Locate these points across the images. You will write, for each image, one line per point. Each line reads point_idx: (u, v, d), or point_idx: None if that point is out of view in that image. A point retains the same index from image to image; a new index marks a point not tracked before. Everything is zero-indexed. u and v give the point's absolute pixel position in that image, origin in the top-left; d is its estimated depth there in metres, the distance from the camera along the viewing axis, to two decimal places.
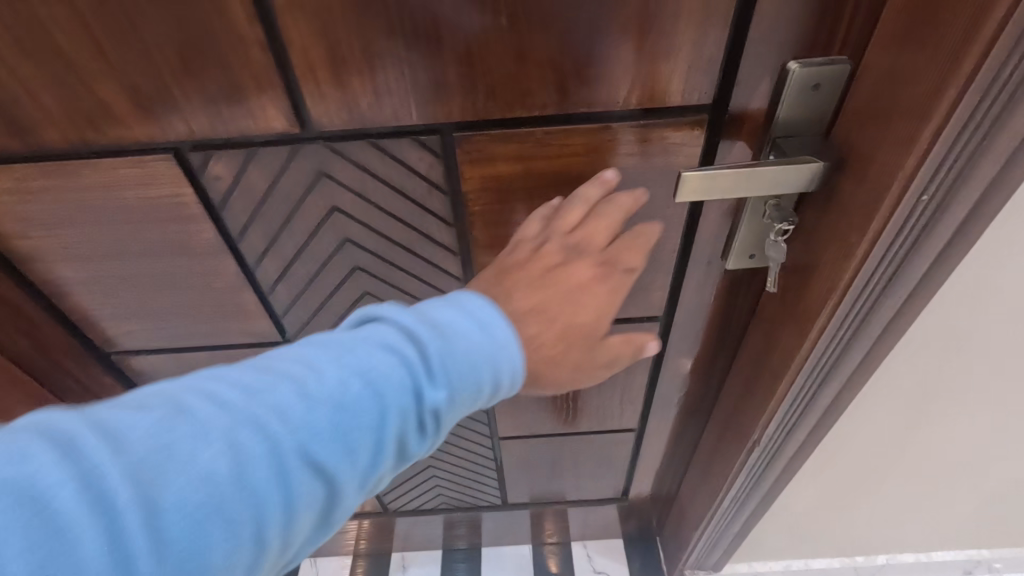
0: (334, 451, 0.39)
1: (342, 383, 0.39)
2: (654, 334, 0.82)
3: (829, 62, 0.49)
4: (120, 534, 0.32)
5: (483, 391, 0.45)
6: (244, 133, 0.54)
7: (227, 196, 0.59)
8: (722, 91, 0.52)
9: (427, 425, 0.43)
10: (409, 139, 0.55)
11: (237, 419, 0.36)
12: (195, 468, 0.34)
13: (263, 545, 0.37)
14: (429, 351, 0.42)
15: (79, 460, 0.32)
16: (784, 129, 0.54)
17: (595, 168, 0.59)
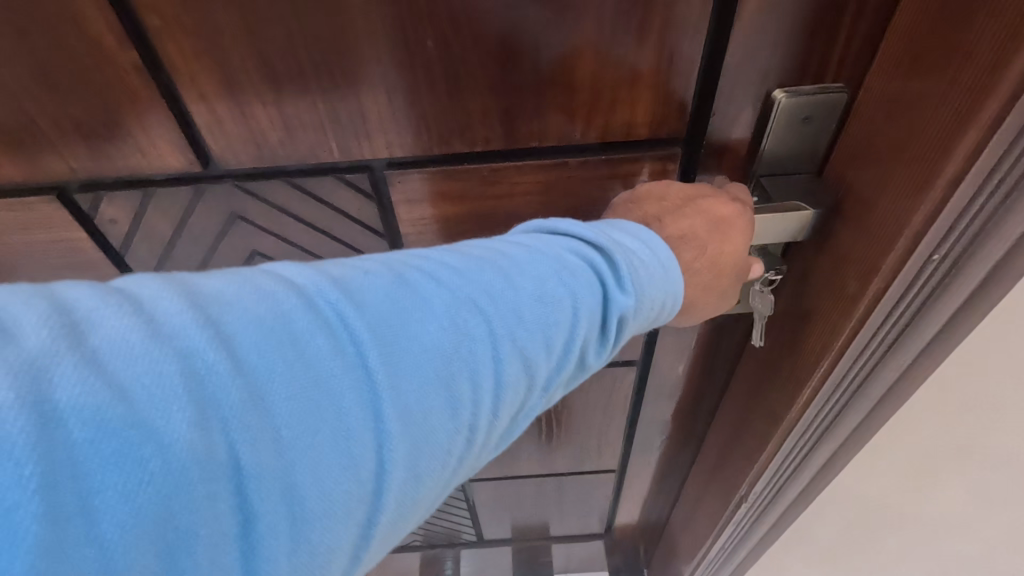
0: (512, 363, 0.32)
1: (527, 287, 0.33)
2: (631, 376, 0.74)
3: (821, 91, 0.41)
4: (275, 435, 0.25)
5: (662, 306, 0.39)
6: (137, 172, 0.46)
7: (128, 241, 0.51)
8: (697, 123, 0.45)
9: (602, 340, 0.37)
10: (332, 178, 0.47)
11: (413, 319, 0.30)
12: (358, 365, 0.28)
13: (432, 473, 0.30)
14: (616, 257, 0.37)
15: (231, 340, 0.25)
16: (769, 167, 0.46)
17: (553, 209, 0.51)
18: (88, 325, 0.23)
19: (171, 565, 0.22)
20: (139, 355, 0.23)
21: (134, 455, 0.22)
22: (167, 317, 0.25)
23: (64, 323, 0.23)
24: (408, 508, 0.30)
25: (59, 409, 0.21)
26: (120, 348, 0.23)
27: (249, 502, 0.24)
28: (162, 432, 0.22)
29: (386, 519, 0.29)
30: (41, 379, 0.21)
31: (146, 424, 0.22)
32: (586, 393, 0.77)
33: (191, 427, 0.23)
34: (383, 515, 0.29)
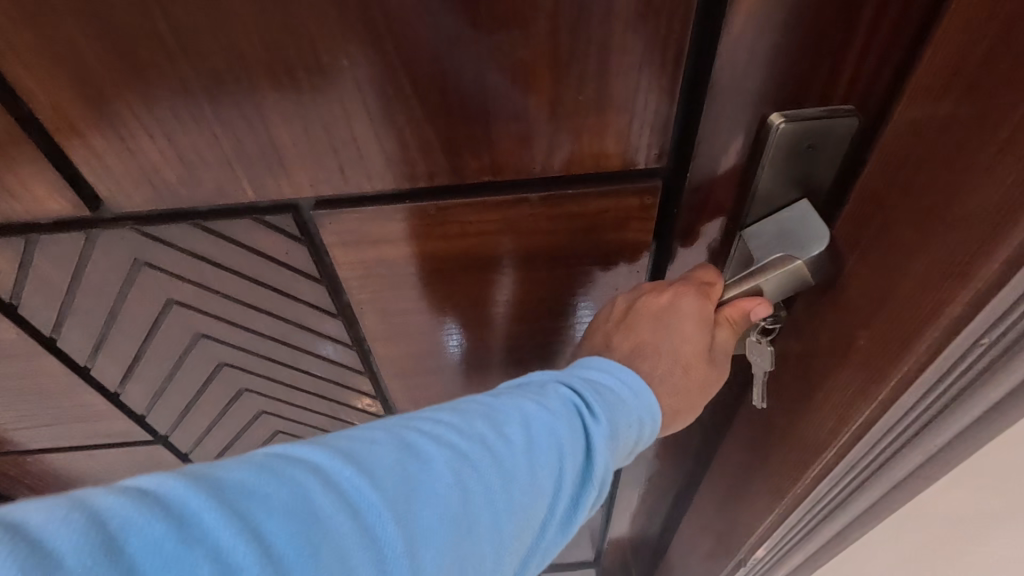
0: (517, 522, 0.30)
1: (524, 442, 0.31)
2: None
3: (828, 116, 0.34)
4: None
5: (637, 444, 0.36)
6: (11, 217, 0.38)
7: (18, 292, 0.44)
8: (680, 151, 0.37)
9: (593, 487, 0.33)
10: (254, 220, 0.40)
11: (427, 486, 0.28)
12: (380, 546, 0.25)
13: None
14: (595, 400, 0.34)
15: (258, 533, 0.23)
16: (766, 206, 0.38)
17: (515, 248, 0.44)
18: (122, 537, 0.21)
19: None
20: (166, 570, 0.21)
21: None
22: (194, 515, 0.23)
23: (102, 538, 0.21)
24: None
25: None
26: (159, 557, 0.21)
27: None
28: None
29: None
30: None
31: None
32: None
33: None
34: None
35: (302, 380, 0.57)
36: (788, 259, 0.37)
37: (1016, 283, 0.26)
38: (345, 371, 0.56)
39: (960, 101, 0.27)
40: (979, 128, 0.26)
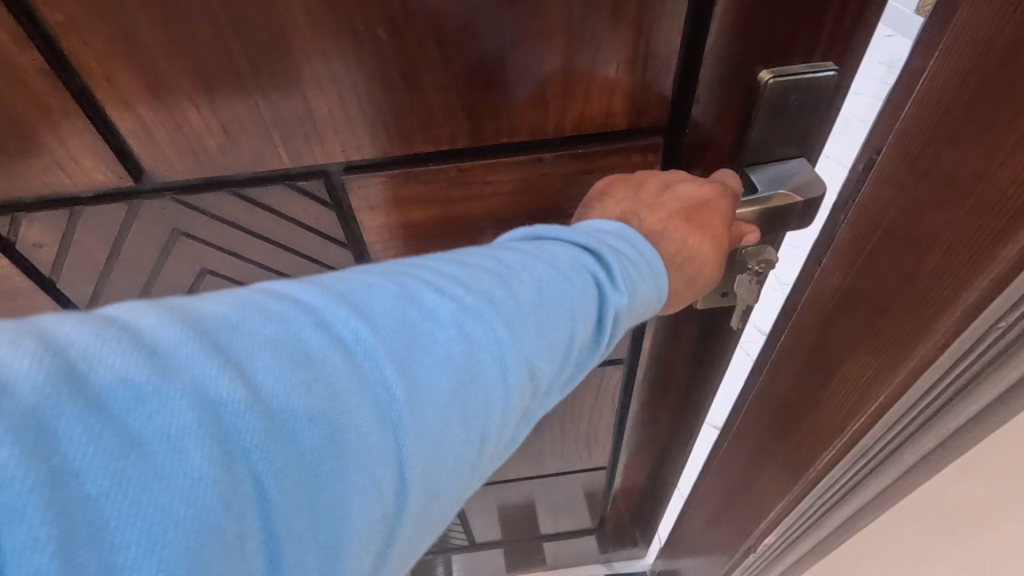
0: (524, 381, 0.28)
1: (528, 299, 0.29)
2: (622, 382, 0.68)
3: (811, 71, 0.38)
4: (296, 479, 0.21)
5: (647, 309, 0.34)
6: (58, 187, 0.40)
7: (57, 265, 0.46)
8: (679, 109, 0.41)
9: (598, 348, 0.32)
10: (285, 186, 0.43)
11: (428, 338, 0.26)
12: (380, 391, 0.24)
13: (446, 505, 0.27)
14: (609, 258, 0.32)
15: (244, 369, 0.22)
16: (754, 157, 0.43)
17: (528, 208, 0.47)
18: (87, 362, 0.20)
19: None
20: (141, 400, 0.19)
21: (146, 512, 0.18)
22: (173, 347, 0.21)
23: (61, 363, 0.19)
24: (419, 543, 0.27)
25: (69, 461, 0.18)
26: (128, 387, 0.20)
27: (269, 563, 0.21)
28: (181, 480, 0.19)
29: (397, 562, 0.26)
30: (50, 434, 0.18)
31: (157, 474, 0.19)
32: (576, 408, 0.72)
33: (211, 474, 0.19)
34: (392, 560, 0.26)
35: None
36: (784, 196, 0.41)
37: (1015, 287, 0.29)
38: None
39: (961, 122, 0.30)
40: (980, 149, 0.29)
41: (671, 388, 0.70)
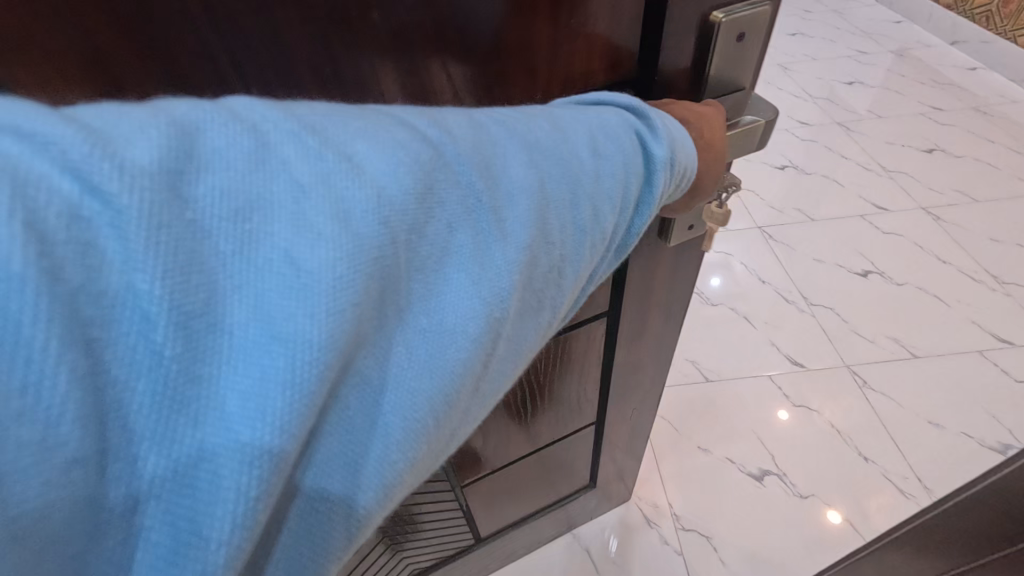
0: (590, 212, 0.33)
1: (588, 141, 0.33)
2: (602, 334, 0.69)
3: (751, 8, 0.45)
4: (395, 256, 0.24)
5: (681, 184, 0.39)
6: None
7: None
8: (647, 55, 0.45)
9: (650, 204, 0.37)
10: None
11: (508, 161, 0.29)
12: (470, 201, 0.27)
13: (530, 322, 0.31)
14: (656, 121, 0.36)
15: (349, 160, 0.24)
16: (714, 90, 0.49)
17: None
18: (195, 129, 0.22)
19: (265, 390, 0.21)
20: (249, 169, 0.22)
21: (275, 268, 0.22)
22: (279, 133, 0.24)
23: (176, 130, 0.21)
24: (507, 359, 0.31)
25: (199, 212, 0.21)
26: (239, 157, 0.22)
27: (378, 334, 0.25)
28: (302, 240, 0.22)
29: (492, 373, 0.30)
30: (178, 186, 0.21)
31: (280, 238, 0.22)
32: (571, 367, 0.72)
33: (334, 243, 0.22)
34: (491, 363, 0.29)
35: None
36: (751, 120, 0.50)
37: None
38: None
39: None
40: None
41: (646, 333, 0.72)
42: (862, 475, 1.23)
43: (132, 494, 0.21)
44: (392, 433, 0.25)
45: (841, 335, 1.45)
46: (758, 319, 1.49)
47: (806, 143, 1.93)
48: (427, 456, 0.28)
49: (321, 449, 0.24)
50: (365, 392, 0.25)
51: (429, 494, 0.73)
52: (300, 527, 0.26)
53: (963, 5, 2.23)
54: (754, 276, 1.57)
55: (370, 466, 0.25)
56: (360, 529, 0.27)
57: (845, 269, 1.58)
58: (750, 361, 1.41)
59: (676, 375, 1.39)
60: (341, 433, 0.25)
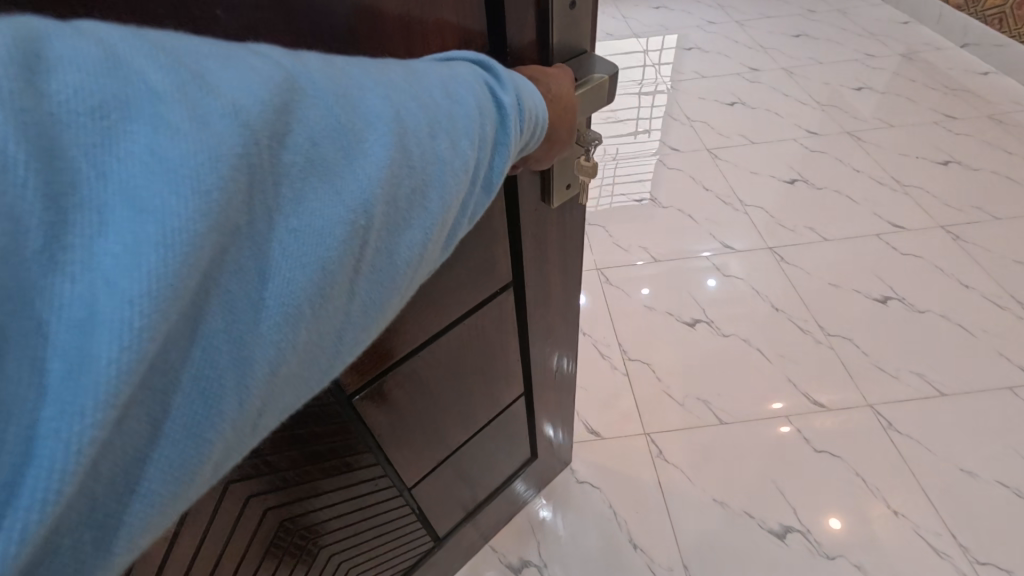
0: (450, 146, 0.34)
1: (441, 84, 0.36)
2: (512, 299, 0.77)
3: None
4: (260, 151, 0.26)
5: (534, 133, 0.43)
6: None
7: None
8: (497, 26, 0.45)
9: (507, 144, 0.39)
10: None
11: (362, 91, 0.31)
12: (332, 119, 0.29)
13: (409, 248, 0.33)
14: (502, 74, 0.40)
15: (201, 77, 0.26)
16: (561, 53, 0.50)
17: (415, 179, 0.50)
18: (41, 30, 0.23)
19: (136, 250, 0.22)
20: (99, 65, 0.23)
21: (136, 157, 0.23)
22: (133, 51, 0.25)
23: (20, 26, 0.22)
24: (386, 283, 0.33)
25: (60, 97, 0.22)
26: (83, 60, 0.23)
27: (247, 228, 0.26)
28: (168, 130, 0.24)
29: (370, 288, 0.32)
30: (36, 71, 0.22)
31: (143, 137, 0.23)
32: (484, 340, 0.78)
33: (188, 138, 0.24)
34: (363, 271, 0.31)
35: (286, 447, 0.60)
36: (598, 75, 0.51)
37: None
38: (324, 411, 0.61)
39: None
40: None
41: (551, 299, 0.84)
42: (878, 519, 1.14)
43: (26, 357, 0.21)
44: (261, 323, 0.27)
45: (861, 371, 1.34)
46: (773, 353, 1.41)
47: (806, 151, 1.95)
48: (301, 354, 0.30)
49: (211, 324, 0.26)
50: (243, 282, 0.27)
51: (371, 492, 0.80)
52: (180, 429, 0.26)
53: (976, 6, 2.33)
54: (766, 301, 1.51)
55: (250, 352, 0.27)
56: (256, 402, 0.29)
57: (861, 294, 1.49)
58: (763, 401, 1.33)
59: (687, 416, 1.32)
60: (226, 318, 0.26)
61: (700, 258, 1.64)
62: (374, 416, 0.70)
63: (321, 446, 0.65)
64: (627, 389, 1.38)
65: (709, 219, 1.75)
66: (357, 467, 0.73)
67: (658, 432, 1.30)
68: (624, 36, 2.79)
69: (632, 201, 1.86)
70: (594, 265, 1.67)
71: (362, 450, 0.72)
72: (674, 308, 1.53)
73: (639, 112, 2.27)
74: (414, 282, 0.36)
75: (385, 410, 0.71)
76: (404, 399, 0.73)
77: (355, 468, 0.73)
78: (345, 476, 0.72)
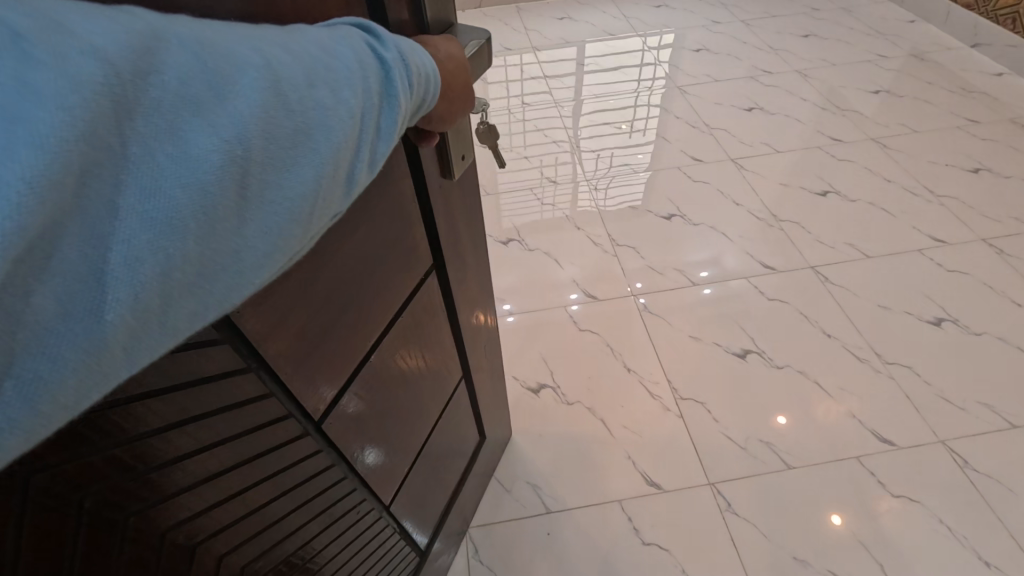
0: (332, 94, 0.30)
1: (314, 42, 0.31)
2: (437, 282, 0.69)
3: None
4: (121, 81, 0.22)
5: (421, 106, 0.38)
6: None
7: None
8: None
9: (398, 99, 0.34)
10: (195, 416, 0.40)
11: (227, 39, 0.27)
12: (196, 58, 0.25)
13: (301, 183, 0.29)
14: (382, 34, 0.35)
15: (60, 23, 0.22)
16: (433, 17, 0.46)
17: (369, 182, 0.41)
18: None
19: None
20: None
21: None
22: None
23: None
24: (280, 215, 0.28)
25: None
26: None
27: (122, 150, 0.22)
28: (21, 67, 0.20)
29: (264, 217, 0.28)
30: None
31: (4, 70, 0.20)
32: (423, 332, 0.70)
33: (50, 71, 0.20)
34: (251, 204, 0.27)
35: (257, 495, 0.50)
36: (476, 41, 0.48)
37: None
38: (294, 445, 0.52)
39: None
40: None
41: (468, 278, 0.78)
42: (955, 562, 1.07)
43: None
44: (137, 225, 0.23)
45: (927, 403, 1.28)
46: (834, 387, 1.33)
47: (802, 151, 1.93)
48: (193, 272, 0.25)
49: (65, 249, 0.21)
50: (115, 212, 0.22)
51: (354, 522, 0.71)
52: (75, 325, 0.22)
53: (986, 6, 2.29)
54: (817, 328, 1.44)
55: (123, 285, 0.23)
56: (131, 338, 0.24)
57: (914, 316, 1.43)
58: (833, 442, 1.23)
59: (754, 463, 1.22)
60: (91, 249, 0.22)
61: (745, 280, 1.56)
62: (351, 438, 0.61)
63: (302, 479, 0.56)
64: (683, 434, 1.27)
65: (741, 236, 1.67)
66: (334, 501, 0.63)
67: (724, 481, 1.20)
68: (626, 35, 2.67)
69: (659, 218, 1.76)
70: (627, 291, 1.57)
71: (344, 480, 0.63)
72: (721, 338, 1.44)
73: (635, 113, 2.19)
74: (310, 227, 0.31)
75: (359, 430, 0.62)
76: (372, 417, 0.64)
77: (339, 500, 0.64)
78: (323, 513, 0.62)
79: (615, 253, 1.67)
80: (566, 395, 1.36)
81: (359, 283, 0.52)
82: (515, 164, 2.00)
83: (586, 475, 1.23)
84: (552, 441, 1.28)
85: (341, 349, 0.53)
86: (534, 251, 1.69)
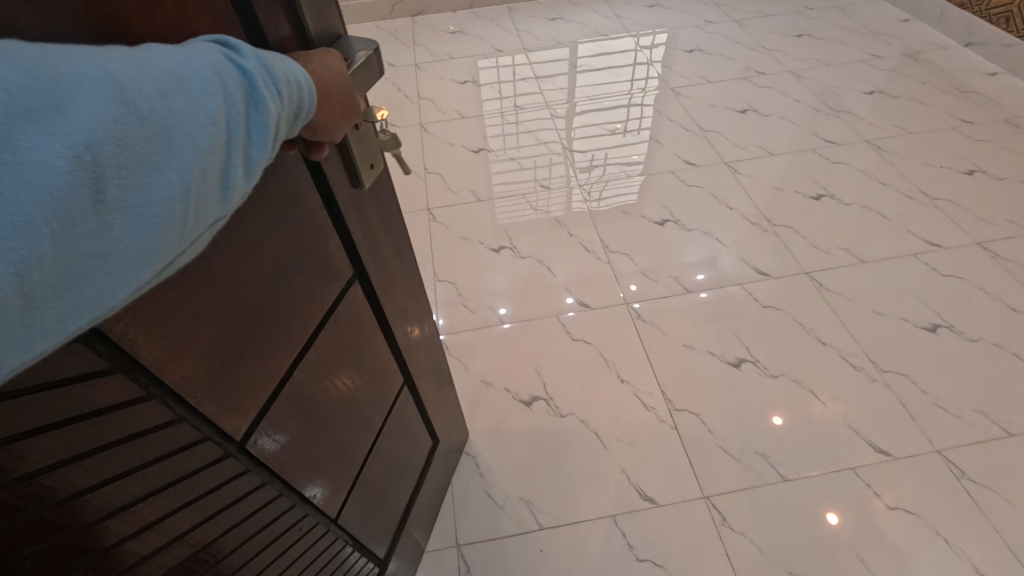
0: (191, 102, 0.28)
1: (163, 55, 0.29)
2: (362, 290, 0.66)
3: None
4: None
5: (305, 115, 0.36)
6: None
7: None
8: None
9: (268, 104, 0.32)
10: (89, 449, 0.37)
11: (59, 56, 0.25)
12: (24, 72, 0.23)
13: (170, 185, 0.27)
14: (239, 46, 0.32)
15: None
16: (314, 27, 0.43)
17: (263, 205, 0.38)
18: None
19: None
20: None
21: None
22: None
23: None
24: (147, 221, 0.27)
25: None
26: None
27: None
28: None
29: (131, 222, 0.26)
30: None
31: None
32: (353, 343, 0.68)
33: None
34: (113, 210, 0.25)
35: (178, 523, 0.47)
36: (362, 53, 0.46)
37: None
38: (218, 467, 0.50)
39: None
40: None
41: (398, 284, 0.75)
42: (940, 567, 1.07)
43: None
44: None
45: (926, 413, 1.26)
46: (828, 395, 1.32)
47: (792, 154, 1.92)
48: (51, 279, 0.23)
49: None
50: None
51: (299, 540, 0.68)
52: None
53: (980, 5, 2.28)
54: (812, 337, 1.42)
55: None
56: None
57: (910, 323, 1.42)
58: (826, 451, 1.23)
59: (747, 474, 1.21)
60: None
61: (738, 287, 1.54)
62: (282, 457, 0.59)
63: (231, 501, 0.53)
64: (677, 446, 1.26)
65: (732, 241, 1.65)
66: (273, 517, 0.61)
67: (719, 494, 1.19)
68: (619, 35, 2.65)
69: (652, 223, 1.74)
70: (621, 300, 1.54)
71: (280, 499, 0.61)
72: (717, 347, 1.42)
73: (626, 115, 2.17)
74: (186, 232, 0.29)
75: (291, 446, 0.60)
76: (305, 435, 0.62)
77: (278, 519, 0.62)
78: (259, 535, 0.60)
79: (609, 260, 1.64)
80: (558, 407, 1.34)
81: (267, 299, 0.50)
82: (504, 167, 1.98)
83: (572, 487, 1.22)
84: (532, 449, 1.27)
85: (257, 369, 0.51)
86: (519, 255, 1.68)
